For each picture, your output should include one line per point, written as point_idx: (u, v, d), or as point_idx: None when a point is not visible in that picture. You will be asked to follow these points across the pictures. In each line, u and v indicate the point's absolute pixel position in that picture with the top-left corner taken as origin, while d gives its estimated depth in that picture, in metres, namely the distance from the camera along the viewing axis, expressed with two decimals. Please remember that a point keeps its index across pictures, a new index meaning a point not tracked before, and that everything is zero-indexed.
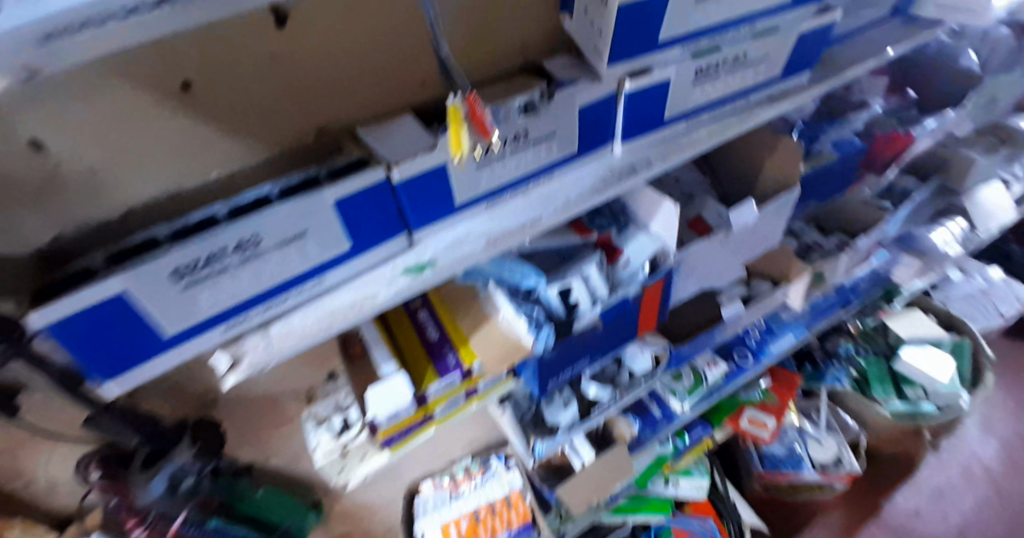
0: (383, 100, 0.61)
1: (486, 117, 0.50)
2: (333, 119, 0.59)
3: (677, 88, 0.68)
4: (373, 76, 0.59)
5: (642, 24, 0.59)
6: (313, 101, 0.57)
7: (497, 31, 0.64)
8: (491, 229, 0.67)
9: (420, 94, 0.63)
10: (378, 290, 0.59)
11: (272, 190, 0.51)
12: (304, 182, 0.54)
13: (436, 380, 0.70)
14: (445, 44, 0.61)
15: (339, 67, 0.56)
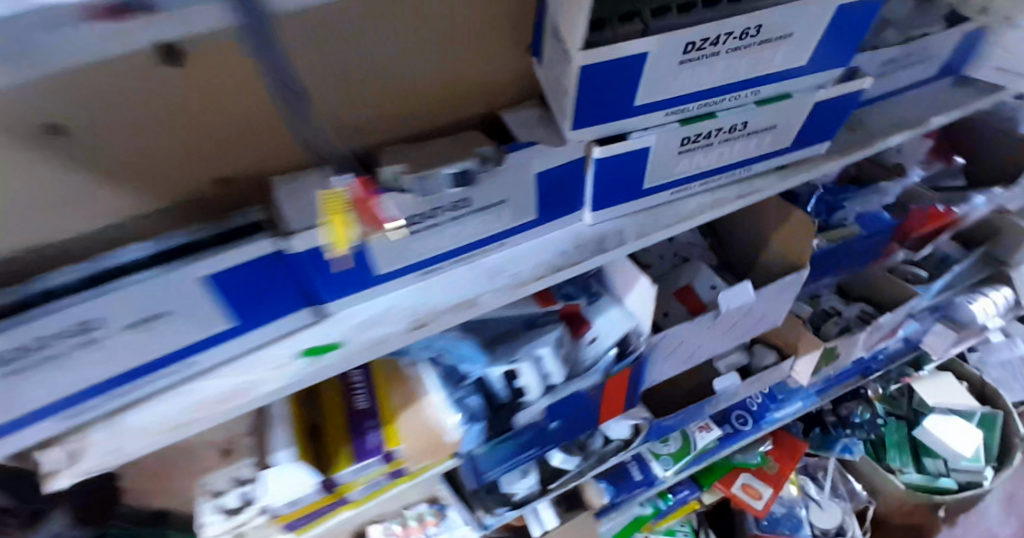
0: (309, 148, 0.53)
1: (375, 208, 0.45)
2: (242, 170, 0.51)
3: (660, 158, 0.57)
4: (302, 122, 0.50)
5: (613, 87, 0.48)
6: (219, 148, 0.49)
7: (466, 76, 0.55)
8: (420, 303, 0.58)
9: (357, 141, 0.55)
10: (258, 376, 0.54)
11: (141, 254, 0.45)
12: (185, 245, 0.47)
13: (347, 465, 0.65)
14: (395, 89, 0.52)
15: (254, 112, 0.47)
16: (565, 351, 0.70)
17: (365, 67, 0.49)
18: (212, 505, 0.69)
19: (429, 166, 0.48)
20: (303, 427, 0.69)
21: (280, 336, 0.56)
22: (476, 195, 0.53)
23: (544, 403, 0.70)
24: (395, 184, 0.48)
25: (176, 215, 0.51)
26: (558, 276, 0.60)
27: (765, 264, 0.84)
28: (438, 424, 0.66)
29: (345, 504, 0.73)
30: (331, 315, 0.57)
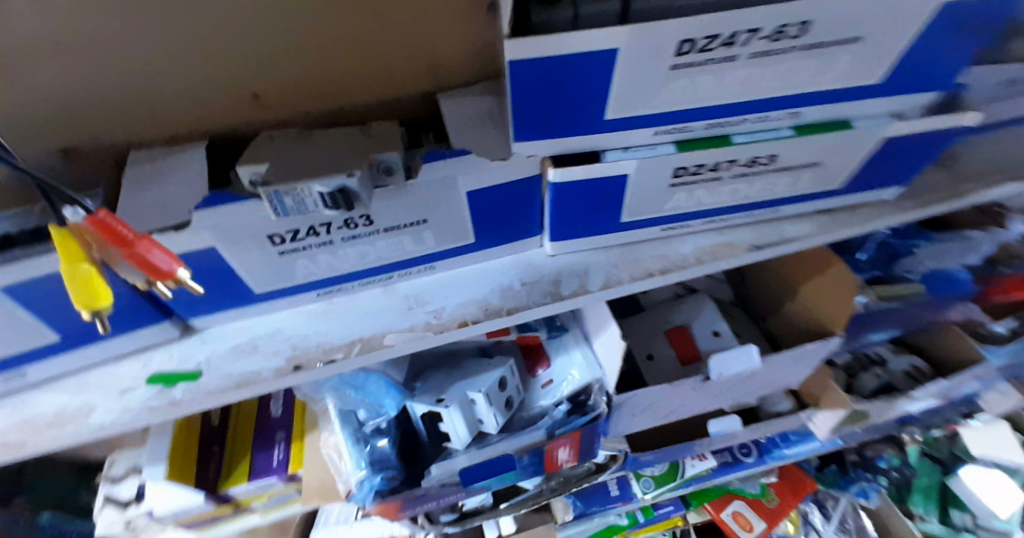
0: (198, 121, 0.38)
1: (152, 252, 0.31)
2: (104, 135, 0.38)
3: (647, 191, 0.41)
4: (193, 86, 0.36)
5: (569, 92, 0.33)
6: (85, 107, 0.36)
7: (434, 52, 0.38)
8: (312, 329, 0.47)
9: (265, 119, 0.39)
10: (95, 402, 0.44)
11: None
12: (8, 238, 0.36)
13: (242, 481, 0.59)
14: (331, 58, 0.37)
15: (160, 77, 0.35)
16: (506, 395, 0.59)
17: (291, 18, 0.34)
18: (109, 492, 0.65)
19: (292, 179, 0.34)
20: (195, 437, 0.59)
21: (137, 349, 0.46)
22: (377, 212, 0.40)
23: (470, 457, 0.59)
24: (255, 191, 0.36)
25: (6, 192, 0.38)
26: (485, 324, 0.46)
27: (792, 313, 0.68)
28: (332, 467, 0.60)
29: (248, 513, 0.67)
30: (206, 329, 0.47)
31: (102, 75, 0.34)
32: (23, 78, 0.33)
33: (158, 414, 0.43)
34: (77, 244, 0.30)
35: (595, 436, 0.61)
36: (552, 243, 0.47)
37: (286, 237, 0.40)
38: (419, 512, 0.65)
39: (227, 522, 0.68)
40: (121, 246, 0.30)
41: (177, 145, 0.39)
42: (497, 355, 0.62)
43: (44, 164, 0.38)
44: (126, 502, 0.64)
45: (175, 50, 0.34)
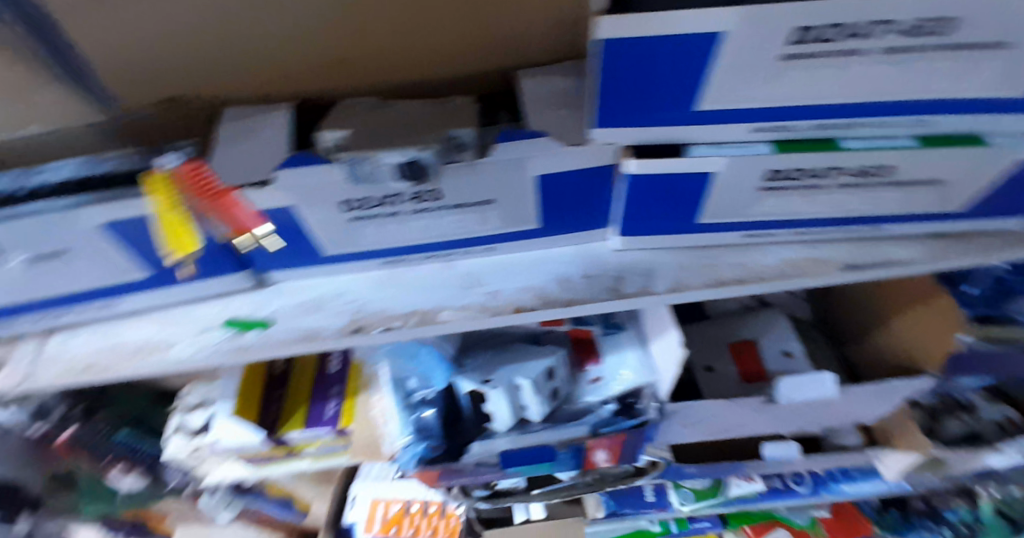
0: (283, 81, 0.39)
1: (233, 206, 0.36)
2: (198, 89, 0.38)
3: (734, 192, 0.38)
4: (282, 47, 0.36)
5: (663, 77, 0.30)
6: (183, 62, 0.36)
7: (522, 26, 0.36)
8: (371, 296, 0.47)
9: (346, 83, 0.39)
10: (177, 337, 0.45)
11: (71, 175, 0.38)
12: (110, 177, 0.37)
13: (298, 428, 0.61)
14: (419, 28, 0.35)
15: (254, 36, 0.35)
16: (552, 386, 0.58)
17: None
18: (181, 420, 0.67)
19: (369, 147, 0.34)
20: (261, 380, 0.64)
21: (216, 294, 0.47)
22: (447, 188, 0.39)
23: (508, 442, 0.57)
24: (333, 155, 0.35)
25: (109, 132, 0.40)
26: (539, 314, 0.45)
27: (875, 345, 0.64)
28: (380, 429, 0.62)
29: (300, 458, 0.68)
30: (277, 283, 0.48)
31: (188, 42, 0.35)
32: (120, 35, 0.34)
33: (223, 359, 0.44)
34: (170, 192, 0.35)
35: (640, 441, 0.59)
36: (622, 237, 0.45)
37: (358, 202, 0.39)
38: (456, 484, 0.66)
39: (278, 465, 0.69)
40: (204, 198, 0.35)
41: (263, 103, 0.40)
42: (548, 345, 0.61)
43: (145, 110, 0.39)
44: (195, 429, 0.66)
45: (270, 7, 0.33)
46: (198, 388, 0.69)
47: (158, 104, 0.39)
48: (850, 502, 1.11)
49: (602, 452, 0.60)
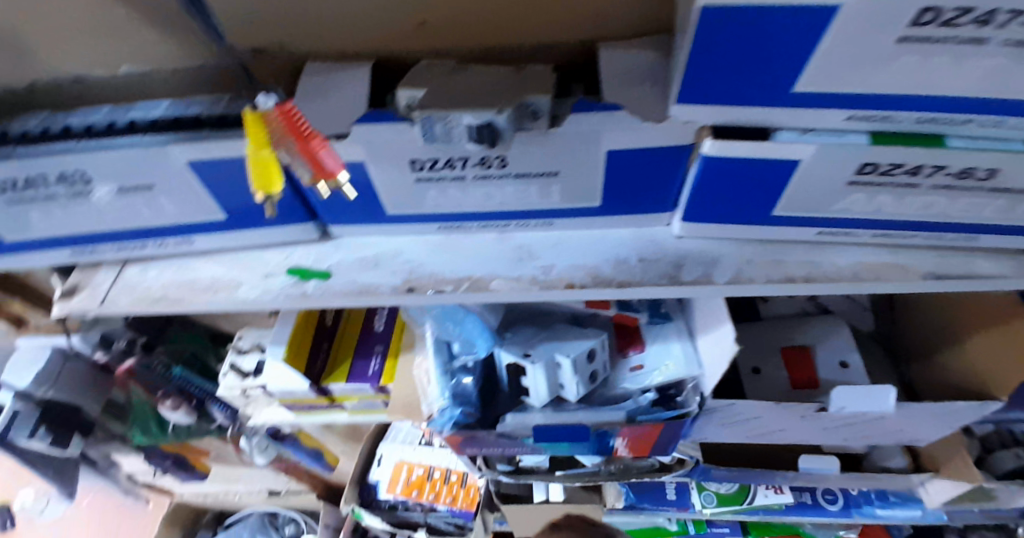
0: (368, 39, 0.39)
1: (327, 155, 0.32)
2: (287, 42, 0.39)
3: (813, 184, 0.37)
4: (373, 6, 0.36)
5: (760, 56, 0.29)
6: (276, 16, 0.37)
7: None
8: (427, 259, 0.48)
9: (428, 45, 0.39)
10: (243, 279, 0.47)
11: (160, 115, 0.40)
12: (193, 119, 0.40)
13: (342, 381, 0.64)
14: None
15: None
16: (592, 368, 0.58)
17: None
18: (234, 361, 0.71)
19: (446, 107, 0.34)
20: (312, 327, 0.66)
21: (281, 242, 0.49)
22: (514, 156, 0.39)
23: (546, 418, 0.58)
24: (410, 114, 0.36)
25: (198, 79, 0.42)
26: (591, 291, 0.44)
27: (938, 367, 0.61)
28: (420, 389, 0.62)
29: (339, 410, 0.71)
30: (337, 238, 0.50)
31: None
32: None
33: (285, 303, 0.45)
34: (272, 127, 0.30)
35: (677, 434, 0.59)
36: (683, 224, 0.44)
37: (428, 163, 0.40)
38: (480, 454, 0.66)
39: (319, 414, 0.73)
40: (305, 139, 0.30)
41: (345, 59, 0.40)
42: (591, 328, 0.60)
43: (236, 59, 0.40)
44: (245, 371, 0.69)
45: None
46: (251, 333, 0.74)
47: (250, 55, 0.40)
48: (881, 529, 1.09)
49: (625, 439, 0.59)
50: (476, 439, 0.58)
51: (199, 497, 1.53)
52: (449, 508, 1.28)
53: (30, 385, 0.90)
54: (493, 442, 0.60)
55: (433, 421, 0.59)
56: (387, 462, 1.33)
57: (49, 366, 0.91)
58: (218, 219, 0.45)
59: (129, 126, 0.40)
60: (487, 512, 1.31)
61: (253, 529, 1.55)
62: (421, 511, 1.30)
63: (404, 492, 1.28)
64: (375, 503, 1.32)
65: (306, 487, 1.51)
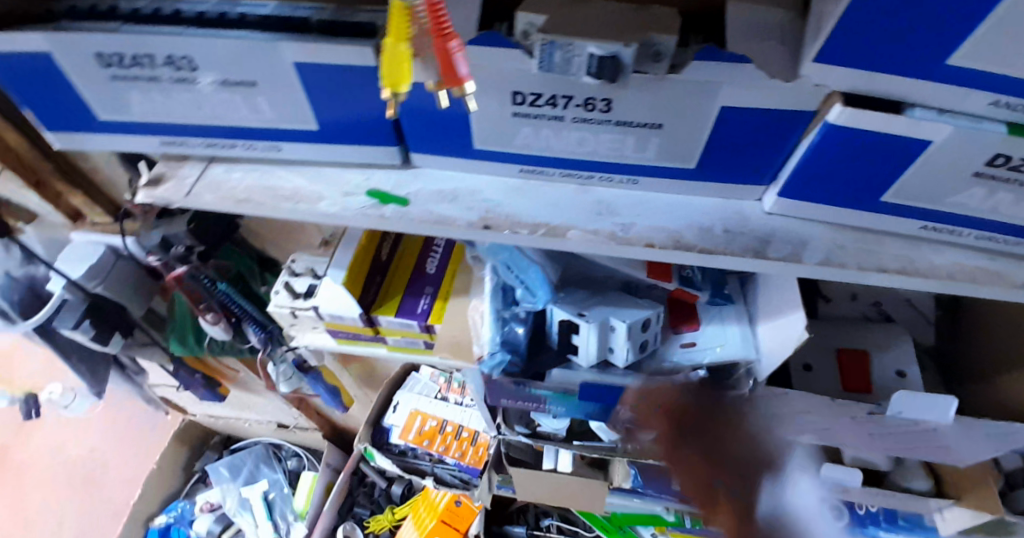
0: None
1: (455, 63, 0.27)
2: None
3: (932, 169, 0.36)
4: None
5: (918, 17, 0.29)
6: None
7: None
8: (504, 201, 0.47)
9: None
10: (324, 193, 0.47)
11: (270, 11, 0.40)
12: (302, 21, 0.40)
13: (390, 314, 0.65)
14: None
15: None
16: (644, 337, 0.57)
17: None
18: (287, 280, 0.73)
19: (571, 34, 0.33)
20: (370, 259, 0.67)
21: (363, 163, 0.49)
22: (620, 102, 0.38)
23: (588, 375, 0.59)
24: (526, 40, 0.35)
25: None
26: (670, 254, 0.44)
27: (1009, 383, 0.58)
28: (472, 330, 0.64)
29: (380, 344, 0.73)
30: (416, 167, 0.49)
31: None
32: None
33: (366, 223, 0.46)
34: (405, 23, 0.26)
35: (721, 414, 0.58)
36: (777, 198, 0.43)
37: (532, 98, 0.39)
38: (503, 405, 0.67)
39: (360, 345, 0.75)
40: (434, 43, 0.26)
41: None
42: (646, 299, 0.59)
43: None
44: (297, 292, 0.72)
45: None
46: (304, 257, 0.75)
47: None
48: None
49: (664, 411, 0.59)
50: (495, 385, 0.60)
51: (208, 419, 1.70)
52: (457, 461, 1.34)
53: (81, 277, 0.90)
54: (513, 392, 0.61)
55: (482, 361, 0.59)
56: (403, 409, 1.39)
57: (104, 261, 0.91)
58: (311, 129, 0.45)
59: (240, 18, 0.40)
60: (490, 471, 1.25)
61: (259, 457, 1.75)
62: (429, 461, 1.36)
63: (416, 438, 1.35)
64: (386, 446, 1.37)
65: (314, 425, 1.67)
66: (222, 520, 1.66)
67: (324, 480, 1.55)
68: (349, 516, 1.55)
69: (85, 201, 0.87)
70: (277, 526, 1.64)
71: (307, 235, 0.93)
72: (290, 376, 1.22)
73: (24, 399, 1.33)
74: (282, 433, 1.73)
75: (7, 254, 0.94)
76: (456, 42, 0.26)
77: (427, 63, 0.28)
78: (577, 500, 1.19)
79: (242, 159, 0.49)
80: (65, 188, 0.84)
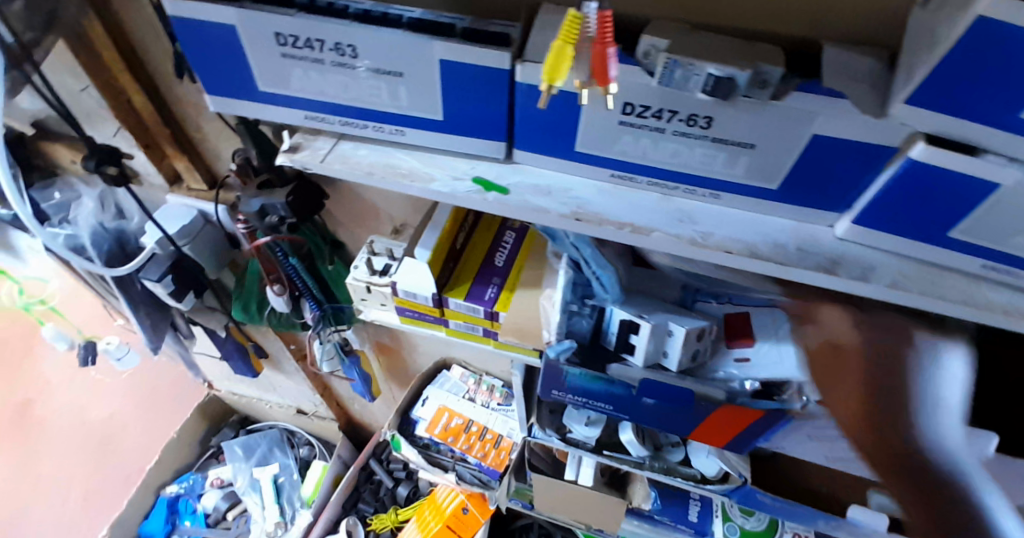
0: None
1: (610, 63, 0.33)
2: None
3: (999, 211, 0.40)
4: None
5: (1003, 72, 0.33)
6: None
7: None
8: (592, 201, 0.52)
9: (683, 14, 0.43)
10: (435, 175, 0.54)
11: (420, 14, 0.47)
12: (448, 24, 0.47)
13: (460, 297, 0.71)
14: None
15: None
16: (697, 346, 0.62)
17: None
18: (366, 258, 0.81)
19: (693, 56, 0.39)
20: (452, 241, 0.73)
21: (470, 154, 0.55)
22: (721, 120, 0.43)
23: (641, 374, 0.65)
24: (647, 59, 0.41)
25: None
26: (744, 263, 0.48)
27: None
28: (542, 318, 0.68)
29: (441, 327, 0.79)
30: (517, 163, 0.55)
31: None
32: None
33: (471, 205, 0.53)
34: (574, 30, 0.32)
35: (765, 428, 0.64)
36: (850, 225, 0.47)
37: (643, 110, 0.44)
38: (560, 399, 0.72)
39: (424, 326, 0.81)
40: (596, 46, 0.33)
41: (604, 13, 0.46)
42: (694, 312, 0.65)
43: None
44: (375, 270, 0.79)
45: None
46: (381, 240, 0.84)
47: None
48: None
49: (710, 418, 0.64)
50: (551, 368, 0.67)
51: (232, 397, 1.80)
52: (478, 462, 1.36)
53: (174, 234, 0.96)
54: (563, 380, 0.68)
55: (550, 346, 0.66)
56: (431, 404, 1.44)
57: (194, 223, 0.97)
58: (437, 119, 0.51)
59: (395, 17, 0.47)
60: (510, 477, 1.30)
61: (272, 440, 1.80)
62: (451, 457, 1.38)
63: (442, 432, 1.39)
64: (411, 437, 1.40)
65: (333, 415, 1.74)
66: (229, 498, 1.72)
67: (334, 472, 1.64)
68: (352, 511, 1.58)
69: (187, 167, 0.94)
70: (283, 510, 1.67)
71: (377, 223, 1.01)
72: (333, 356, 1.24)
73: (82, 346, 1.36)
74: (299, 419, 1.79)
75: (102, 208, 1.02)
76: (610, 47, 0.32)
77: (579, 64, 0.34)
78: (591, 515, 1.22)
79: (367, 138, 0.56)
80: (175, 154, 0.92)
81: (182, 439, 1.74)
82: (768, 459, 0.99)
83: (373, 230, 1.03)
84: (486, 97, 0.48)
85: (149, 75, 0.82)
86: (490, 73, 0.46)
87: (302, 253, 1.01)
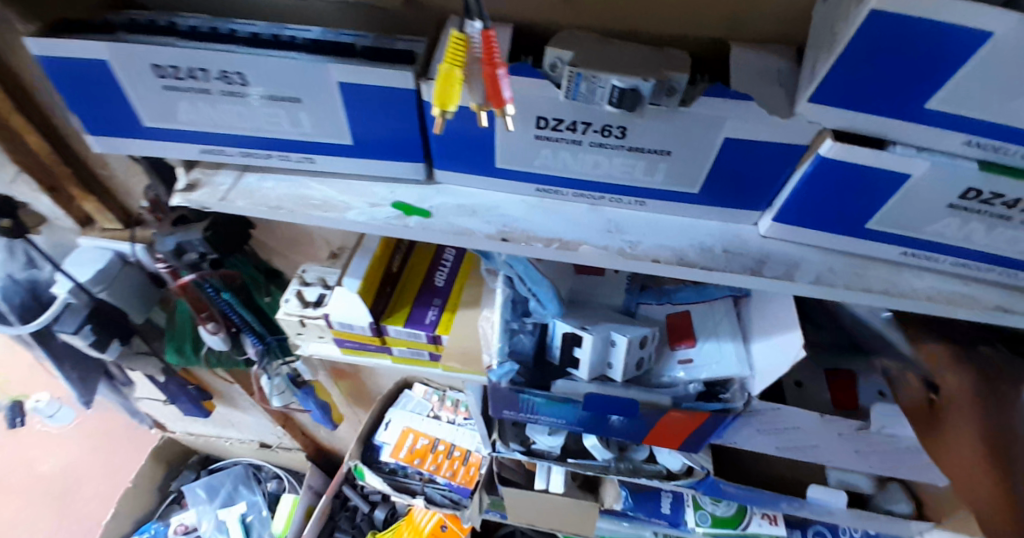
0: None
1: (501, 85, 0.32)
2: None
3: (913, 199, 0.40)
4: None
5: (898, 66, 0.33)
6: None
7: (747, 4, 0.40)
8: (519, 216, 0.50)
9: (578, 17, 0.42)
10: (352, 203, 0.51)
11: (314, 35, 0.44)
12: (345, 44, 0.44)
13: (400, 324, 0.68)
14: None
15: None
16: (641, 354, 0.61)
17: None
18: (299, 289, 0.77)
19: (598, 68, 0.38)
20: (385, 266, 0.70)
21: (388, 177, 0.52)
22: (634, 129, 0.42)
23: (588, 386, 0.63)
24: (553, 71, 0.40)
25: None
26: (674, 270, 0.47)
27: None
28: (480, 340, 0.67)
29: (386, 354, 0.75)
30: (439, 184, 0.52)
31: None
32: None
33: (393, 231, 0.50)
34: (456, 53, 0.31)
35: (713, 429, 0.63)
36: (773, 223, 0.46)
37: (555, 124, 0.43)
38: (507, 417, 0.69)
39: (367, 355, 0.77)
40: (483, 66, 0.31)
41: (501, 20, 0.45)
42: (641, 320, 0.65)
43: None
44: (308, 301, 0.75)
45: None
46: (314, 268, 0.80)
47: None
48: None
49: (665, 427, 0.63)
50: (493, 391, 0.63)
51: (188, 438, 1.70)
52: (448, 481, 1.33)
53: (87, 282, 0.88)
54: (512, 399, 0.65)
55: (492, 370, 0.63)
56: (394, 427, 1.39)
57: (110, 267, 0.90)
58: (346, 144, 0.48)
59: (287, 41, 0.44)
60: (483, 492, 1.26)
61: (236, 479, 1.71)
62: (419, 480, 1.34)
63: (407, 454, 1.35)
64: (376, 464, 1.36)
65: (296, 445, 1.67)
66: None
67: (305, 503, 1.54)
68: None
69: (97, 207, 0.88)
70: None
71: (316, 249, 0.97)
72: (285, 390, 1.16)
73: (10, 405, 1.25)
74: (262, 453, 1.72)
75: (10, 257, 0.90)
76: (498, 67, 0.31)
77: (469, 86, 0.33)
78: (569, 521, 1.20)
79: (276, 170, 0.53)
80: (82, 194, 0.86)
81: (139, 488, 1.63)
82: (734, 450, 0.99)
83: (313, 256, 0.99)
84: (393, 117, 0.45)
85: (41, 113, 0.76)
86: (393, 93, 0.43)
87: (235, 287, 0.96)
